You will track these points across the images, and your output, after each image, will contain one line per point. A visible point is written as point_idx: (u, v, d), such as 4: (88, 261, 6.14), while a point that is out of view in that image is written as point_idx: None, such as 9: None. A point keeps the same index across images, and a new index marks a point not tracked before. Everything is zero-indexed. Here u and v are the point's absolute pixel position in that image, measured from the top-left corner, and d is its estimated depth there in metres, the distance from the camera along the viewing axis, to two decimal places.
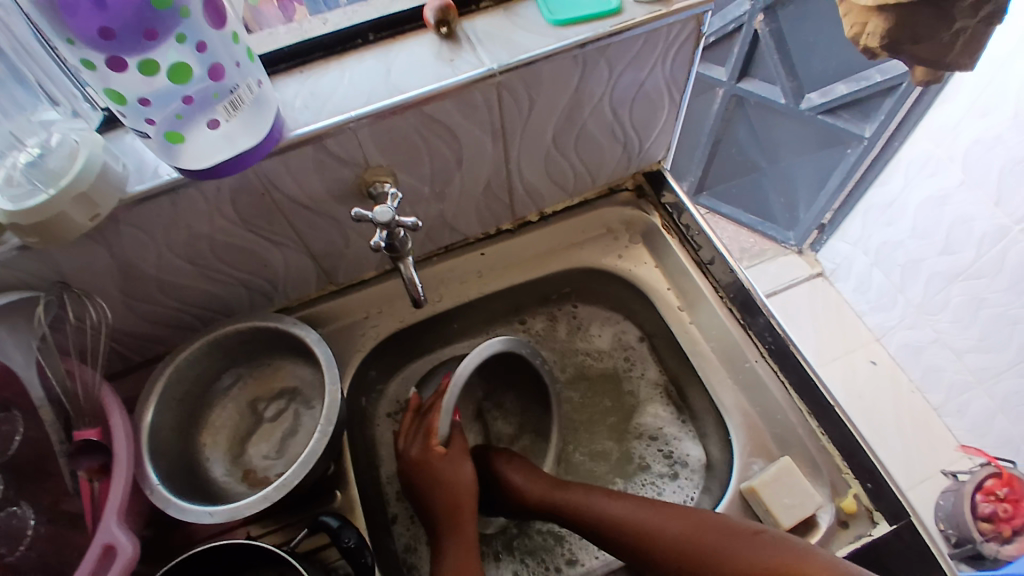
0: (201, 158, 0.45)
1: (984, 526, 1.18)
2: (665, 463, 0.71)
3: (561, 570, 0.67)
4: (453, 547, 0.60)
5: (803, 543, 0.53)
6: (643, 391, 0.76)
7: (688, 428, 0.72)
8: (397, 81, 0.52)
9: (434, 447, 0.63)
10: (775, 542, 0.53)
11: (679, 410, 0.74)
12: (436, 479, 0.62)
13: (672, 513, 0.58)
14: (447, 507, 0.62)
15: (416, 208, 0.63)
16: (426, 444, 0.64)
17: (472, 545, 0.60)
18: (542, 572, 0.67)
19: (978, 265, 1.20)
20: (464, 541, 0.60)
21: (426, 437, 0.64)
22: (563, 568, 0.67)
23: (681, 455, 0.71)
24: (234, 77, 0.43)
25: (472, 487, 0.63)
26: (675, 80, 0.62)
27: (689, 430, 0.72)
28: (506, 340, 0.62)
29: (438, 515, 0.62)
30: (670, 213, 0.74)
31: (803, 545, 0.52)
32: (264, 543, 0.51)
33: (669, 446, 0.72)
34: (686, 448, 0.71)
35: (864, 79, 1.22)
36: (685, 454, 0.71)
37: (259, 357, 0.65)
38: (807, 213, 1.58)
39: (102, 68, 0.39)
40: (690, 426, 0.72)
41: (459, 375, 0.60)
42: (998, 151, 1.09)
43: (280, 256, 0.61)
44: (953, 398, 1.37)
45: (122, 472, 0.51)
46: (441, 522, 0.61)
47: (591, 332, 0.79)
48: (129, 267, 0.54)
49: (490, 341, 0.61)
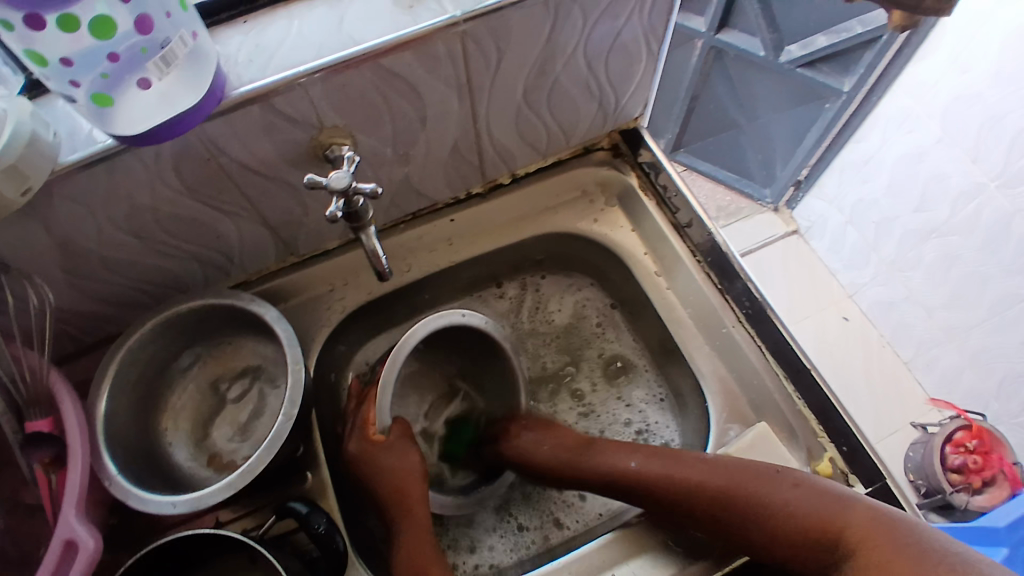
0: (140, 121, 0.41)
1: (954, 477, 1.21)
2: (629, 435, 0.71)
3: (551, 533, 0.67)
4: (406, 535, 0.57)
5: (849, 494, 0.49)
6: (612, 369, 0.74)
7: (658, 395, 0.72)
8: (351, 30, 0.48)
9: (371, 438, 0.59)
10: (822, 490, 0.50)
11: (649, 376, 0.73)
12: (378, 467, 0.59)
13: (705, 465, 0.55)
14: (392, 491, 0.58)
15: (378, 171, 0.59)
16: (364, 437, 0.60)
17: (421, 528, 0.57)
18: (526, 539, 0.67)
19: (951, 223, 1.20)
20: (418, 522, 0.58)
21: (363, 430, 0.60)
22: (549, 532, 0.67)
23: (649, 423, 0.71)
24: (166, 29, 0.39)
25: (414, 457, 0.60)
26: (653, 30, 0.58)
27: (659, 396, 0.72)
28: (443, 314, 0.60)
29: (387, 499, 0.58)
30: (646, 173, 0.71)
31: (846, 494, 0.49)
32: (228, 532, 0.48)
33: (630, 414, 0.72)
34: (656, 418, 0.71)
35: (845, 32, 1.19)
36: (653, 424, 0.71)
37: (218, 335, 0.61)
38: (783, 170, 1.56)
39: (20, 27, 0.34)
40: (660, 392, 0.72)
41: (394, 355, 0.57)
42: (977, 107, 1.08)
43: (234, 228, 0.57)
44: (924, 352, 1.39)
45: (78, 462, 0.48)
46: (393, 510, 0.58)
47: (562, 311, 0.77)
48: (69, 243, 0.50)
49: (422, 321, 0.58)
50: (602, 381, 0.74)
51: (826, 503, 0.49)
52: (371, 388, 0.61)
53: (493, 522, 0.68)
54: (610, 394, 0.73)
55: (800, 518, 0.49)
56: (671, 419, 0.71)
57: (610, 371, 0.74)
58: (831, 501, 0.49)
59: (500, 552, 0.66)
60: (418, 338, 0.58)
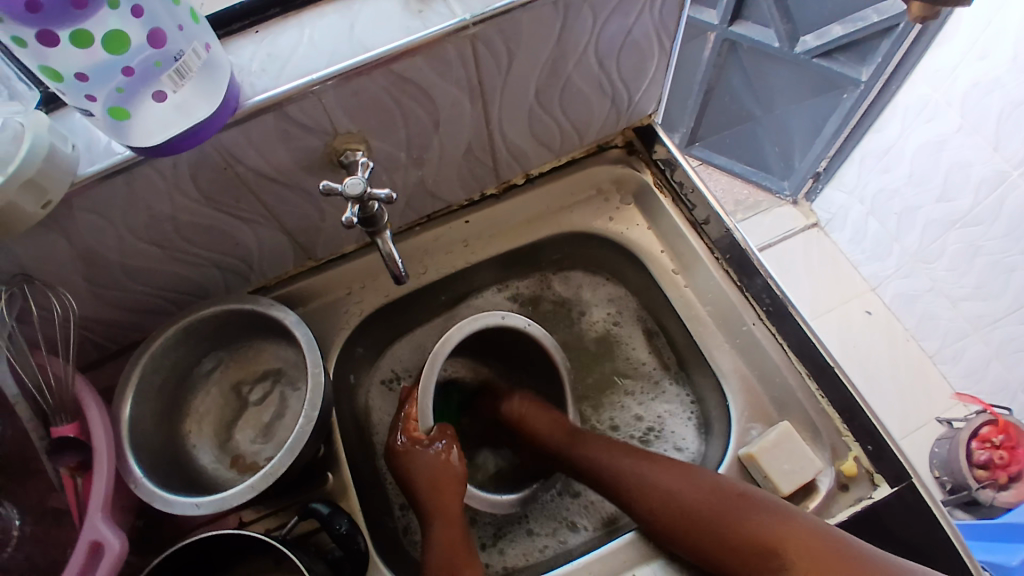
0: (154, 133, 0.42)
1: (980, 473, 1.19)
2: (638, 430, 0.71)
3: (567, 536, 0.66)
4: (438, 531, 0.57)
5: (787, 506, 0.52)
6: (645, 376, 0.73)
7: (685, 414, 0.70)
8: (362, 37, 0.48)
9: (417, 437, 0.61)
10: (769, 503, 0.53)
11: (675, 382, 0.72)
12: (418, 465, 0.60)
13: (674, 470, 0.57)
14: (430, 485, 0.59)
15: (392, 175, 0.60)
16: (407, 432, 0.62)
17: (459, 523, 0.58)
18: (537, 543, 0.66)
19: (976, 212, 1.18)
20: (450, 520, 0.58)
21: (406, 425, 0.62)
22: (565, 536, 0.66)
23: (665, 429, 0.70)
24: (178, 41, 0.39)
25: (457, 463, 0.61)
26: (664, 26, 0.58)
27: (688, 408, 0.71)
28: (482, 319, 0.61)
29: (425, 495, 0.59)
30: (662, 170, 0.70)
31: (789, 508, 0.52)
32: (254, 533, 0.49)
33: (646, 414, 0.72)
34: (677, 427, 0.70)
35: (861, 21, 1.16)
36: (669, 431, 0.70)
37: (238, 339, 0.62)
38: (802, 162, 1.53)
39: (34, 43, 0.35)
40: (689, 404, 0.71)
41: (434, 355, 0.59)
42: (996, 95, 1.06)
43: (252, 234, 0.58)
44: (950, 345, 1.37)
45: (105, 466, 0.49)
46: (427, 501, 0.59)
47: (602, 314, 0.76)
48: (91, 253, 0.51)
49: (465, 322, 0.60)
50: (639, 388, 0.73)
51: (770, 514, 0.52)
52: (412, 385, 0.63)
53: (502, 525, 0.68)
54: (645, 404, 0.72)
55: (749, 529, 0.51)
56: (693, 434, 0.69)
57: (645, 378, 0.73)
58: (778, 515, 0.52)
59: (512, 556, 0.66)
60: (470, 332, 0.61)
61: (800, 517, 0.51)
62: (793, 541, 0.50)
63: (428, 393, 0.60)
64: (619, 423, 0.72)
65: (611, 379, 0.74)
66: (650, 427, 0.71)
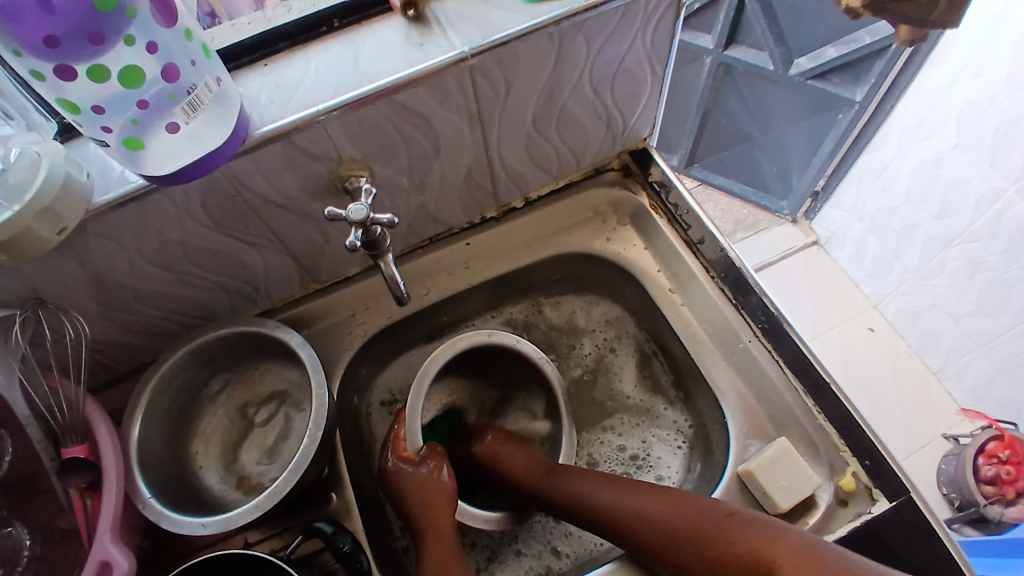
0: (166, 161, 0.43)
1: (987, 489, 1.18)
2: (620, 462, 0.71)
3: (552, 562, 0.67)
4: (431, 547, 0.57)
5: (781, 523, 0.52)
6: (636, 406, 0.73)
7: (674, 442, 0.71)
8: (366, 68, 0.50)
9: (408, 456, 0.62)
10: (760, 521, 0.52)
11: (663, 410, 0.73)
12: (411, 484, 0.61)
13: (656, 497, 0.58)
14: (424, 503, 0.60)
15: (395, 200, 0.62)
16: (397, 453, 0.63)
17: (451, 539, 0.58)
18: (523, 566, 0.67)
19: (974, 228, 1.19)
20: (443, 538, 0.58)
21: (395, 445, 0.63)
22: (549, 561, 0.67)
23: (651, 456, 0.71)
24: (191, 76, 0.42)
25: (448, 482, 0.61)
26: (657, 54, 0.60)
27: (675, 440, 0.71)
28: (482, 337, 0.62)
29: (418, 512, 0.60)
30: (657, 192, 0.72)
31: (779, 524, 0.52)
32: (259, 553, 0.50)
33: (629, 443, 0.72)
34: (662, 455, 0.70)
35: (853, 42, 1.19)
36: (655, 459, 0.70)
37: (244, 361, 0.64)
38: (800, 181, 1.55)
39: (51, 77, 0.37)
40: (676, 435, 0.71)
41: (426, 370, 0.60)
42: (993, 112, 1.08)
43: (259, 258, 0.60)
44: (953, 361, 1.37)
45: (113, 485, 0.50)
46: (421, 519, 0.59)
47: (601, 337, 0.77)
48: (103, 277, 0.52)
49: (466, 336, 0.62)
50: (623, 419, 0.73)
51: (756, 531, 0.51)
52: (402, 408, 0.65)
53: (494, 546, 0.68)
54: (628, 434, 0.72)
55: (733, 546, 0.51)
56: (678, 463, 0.70)
57: (634, 406, 0.74)
58: (767, 531, 0.51)
59: None
60: (463, 348, 0.62)
61: (789, 533, 0.50)
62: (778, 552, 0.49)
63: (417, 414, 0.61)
64: (603, 453, 0.72)
65: (599, 409, 0.74)
66: (635, 455, 0.71)
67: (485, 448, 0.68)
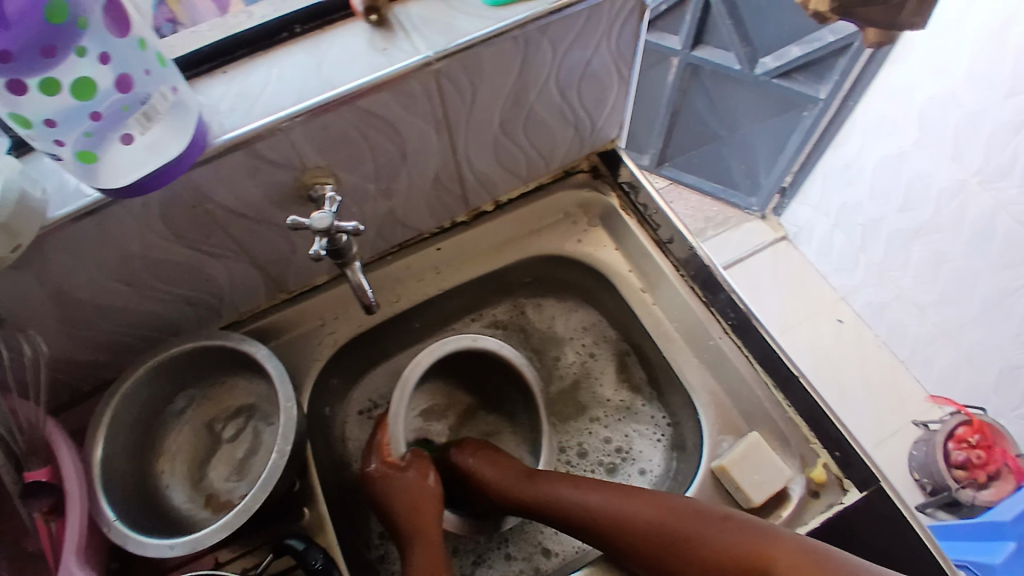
0: (125, 174, 0.42)
1: (958, 473, 1.22)
2: (605, 453, 0.71)
3: (542, 561, 0.66)
4: (419, 554, 0.57)
5: (773, 526, 0.53)
6: (616, 403, 0.74)
7: (655, 435, 0.71)
8: (329, 74, 0.50)
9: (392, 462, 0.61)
10: (752, 525, 0.53)
11: (648, 406, 0.73)
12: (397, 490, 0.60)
13: (644, 498, 0.57)
14: (409, 508, 0.59)
15: (362, 207, 0.61)
16: (383, 458, 0.62)
17: (439, 546, 0.58)
18: (513, 568, 0.66)
19: (937, 220, 1.22)
20: (431, 543, 0.58)
21: (380, 451, 0.62)
22: (540, 562, 0.66)
23: (634, 449, 0.71)
24: (146, 85, 0.41)
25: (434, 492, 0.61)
26: (623, 56, 0.60)
27: (658, 434, 0.71)
28: (461, 342, 0.62)
29: (404, 520, 0.59)
30: (626, 193, 0.72)
31: (774, 527, 0.53)
32: (229, 572, 0.49)
33: (614, 436, 0.72)
34: (644, 449, 0.71)
35: (817, 41, 1.22)
36: (637, 453, 0.71)
37: (210, 375, 0.62)
38: (767, 178, 1.58)
39: (1, 91, 0.36)
40: (660, 429, 0.71)
41: (405, 378, 0.59)
42: (953, 110, 1.11)
43: (224, 269, 0.58)
44: (919, 350, 1.40)
45: (77, 509, 0.48)
46: (407, 526, 0.59)
47: (580, 344, 0.77)
48: (60, 294, 0.51)
49: (443, 342, 0.61)
50: (606, 412, 0.73)
51: (754, 535, 0.52)
52: (383, 413, 0.64)
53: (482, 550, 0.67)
54: (613, 426, 0.73)
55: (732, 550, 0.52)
56: (660, 455, 0.70)
57: (614, 405, 0.74)
58: (765, 534, 0.52)
59: None
60: (444, 353, 0.61)
61: (783, 536, 0.51)
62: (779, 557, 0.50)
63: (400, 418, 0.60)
64: (587, 450, 0.72)
65: (580, 407, 0.74)
66: (619, 448, 0.71)
67: (466, 460, 0.65)
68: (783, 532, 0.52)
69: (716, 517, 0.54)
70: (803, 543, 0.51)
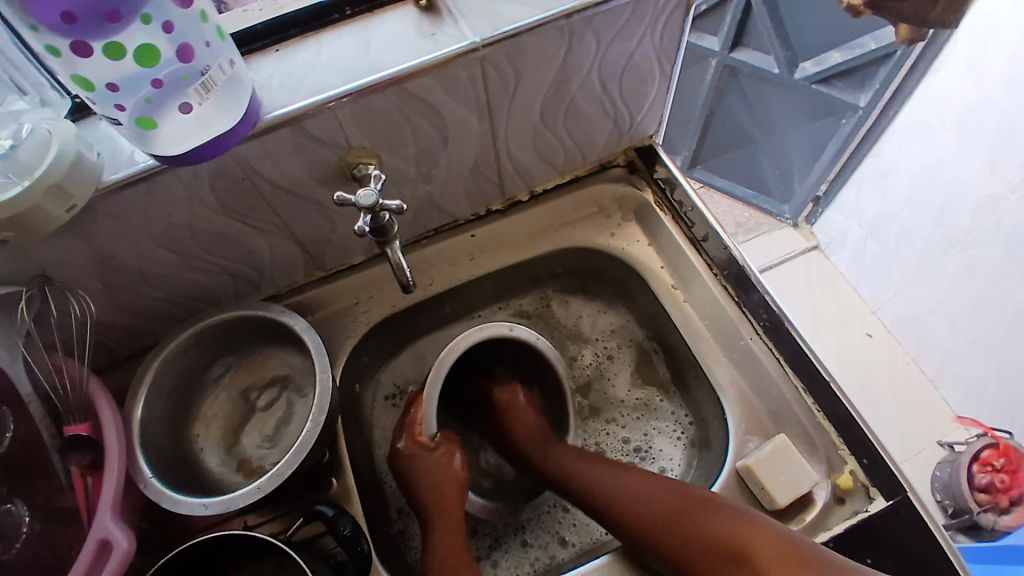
0: (178, 143, 0.43)
1: (981, 496, 1.19)
2: (625, 453, 0.72)
3: (557, 551, 0.67)
4: (440, 533, 0.58)
5: (757, 513, 0.53)
6: (635, 403, 0.74)
7: (674, 433, 0.72)
8: (376, 55, 0.51)
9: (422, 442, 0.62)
10: (733, 510, 0.53)
11: (671, 407, 0.73)
12: (424, 470, 0.61)
13: (650, 479, 0.59)
14: (434, 489, 0.61)
15: (401, 189, 0.62)
16: (412, 437, 0.63)
17: (460, 529, 0.59)
18: (529, 556, 0.67)
19: (973, 235, 1.20)
20: (451, 523, 0.59)
21: (411, 430, 0.63)
22: (555, 551, 0.67)
23: (653, 448, 0.72)
24: (205, 58, 0.42)
25: (457, 480, 0.61)
26: (664, 51, 0.60)
27: (677, 433, 0.72)
28: (492, 331, 0.62)
29: (427, 500, 0.60)
30: (663, 189, 0.72)
31: (757, 515, 0.53)
32: (262, 533, 0.50)
33: (632, 436, 0.73)
34: (664, 447, 0.71)
35: (858, 47, 1.19)
36: (657, 451, 0.71)
37: (247, 346, 0.64)
38: (802, 185, 1.56)
39: (67, 53, 0.38)
40: (679, 429, 0.72)
41: (442, 361, 0.60)
42: (992, 116, 1.08)
43: (265, 244, 0.60)
44: (949, 367, 1.38)
45: (114, 464, 0.50)
46: (432, 507, 0.60)
47: (603, 345, 0.77)
48: (109, 258, 0.53)
49: (478, 330, 0.61)
50: (622, 413, 0.74)
51: (731, 519, 0.52)
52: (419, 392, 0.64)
53: (499, 535, 0.68)
54: (630, 426, 0.73)
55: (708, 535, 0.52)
56: (680, 454, 0.71)
57: (631, 405, 0.74)
58: (742, 518, 0.52)
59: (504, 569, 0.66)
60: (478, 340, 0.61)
61: (770, 524, 0.51)
62: (753, 542, 0.50)
63: (432, 400, 0.61)
64: (606, 450, 0.72)
65: (597, 407, 0.74)
66: (637, 448, 0.72)
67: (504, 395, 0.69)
68: (766, 520, 0.52)
69: (697, 500, 0.55)
70: (784, 532, 0.50)
